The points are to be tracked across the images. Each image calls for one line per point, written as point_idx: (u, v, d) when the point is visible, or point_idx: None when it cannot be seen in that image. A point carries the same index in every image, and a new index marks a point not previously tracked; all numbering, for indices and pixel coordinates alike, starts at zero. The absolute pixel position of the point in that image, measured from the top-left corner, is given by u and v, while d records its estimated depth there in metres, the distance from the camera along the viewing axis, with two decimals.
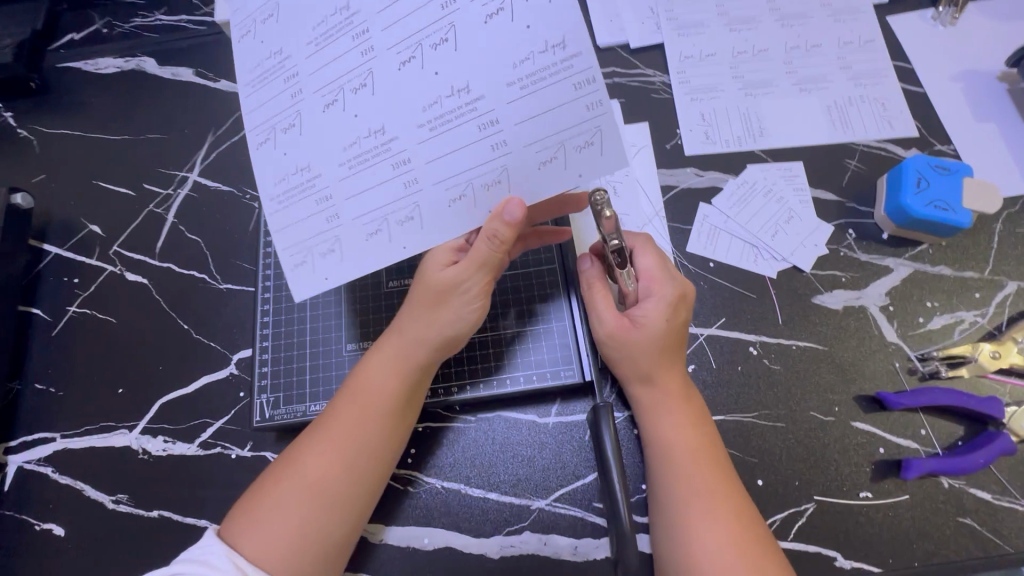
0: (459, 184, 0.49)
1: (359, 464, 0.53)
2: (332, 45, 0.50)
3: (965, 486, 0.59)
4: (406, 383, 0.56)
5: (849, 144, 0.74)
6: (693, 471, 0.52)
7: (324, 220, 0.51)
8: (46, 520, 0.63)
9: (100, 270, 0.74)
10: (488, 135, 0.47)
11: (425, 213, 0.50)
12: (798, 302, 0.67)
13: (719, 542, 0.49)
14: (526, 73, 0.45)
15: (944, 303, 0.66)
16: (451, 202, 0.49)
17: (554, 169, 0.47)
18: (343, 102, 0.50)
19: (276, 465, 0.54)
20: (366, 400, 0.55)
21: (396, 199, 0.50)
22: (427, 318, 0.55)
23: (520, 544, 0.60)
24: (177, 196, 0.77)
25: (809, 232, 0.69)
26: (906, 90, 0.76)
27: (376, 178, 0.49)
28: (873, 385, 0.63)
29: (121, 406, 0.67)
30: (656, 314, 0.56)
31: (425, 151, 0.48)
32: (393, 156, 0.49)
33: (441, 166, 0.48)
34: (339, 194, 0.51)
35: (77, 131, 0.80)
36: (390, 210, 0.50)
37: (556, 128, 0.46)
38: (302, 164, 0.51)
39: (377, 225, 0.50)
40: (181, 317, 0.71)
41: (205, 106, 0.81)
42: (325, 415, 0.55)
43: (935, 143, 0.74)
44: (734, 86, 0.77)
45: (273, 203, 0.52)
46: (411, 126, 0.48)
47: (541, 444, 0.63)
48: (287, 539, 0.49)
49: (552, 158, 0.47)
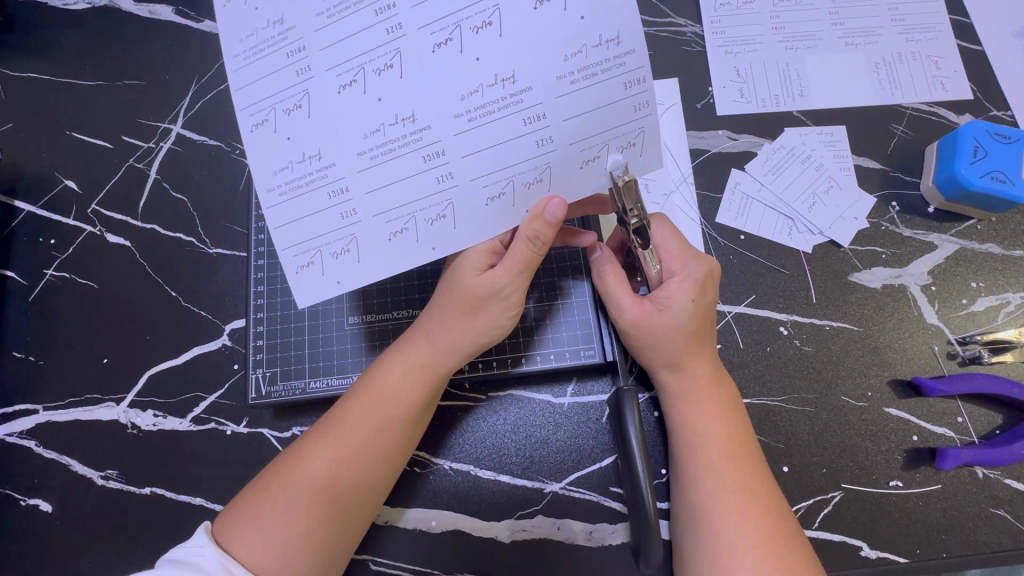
0: (498, 180, 0.44)
1: (374, 472, 0.50)
2: (352, 15, 0.41)
3: (1000, 476, 0.57)
4: (431, 391, 0.52)
5: (897, 106, 0.67)
6: (718, 464, 0.49)
7: (337, 215, 0.45)
8: (32, 495, 0.60)
9: (78, 230, 0.68)
10: (533, 130, 0.42)
11: (458, 211, 0.45)
12: (833, 279, 0.62)
13: (743, 536, 0.46)
14: (577, 67, 0.41)
15: (990, 284, 0.62)
16: (487, 201, 0.45)
17: (594, 169, 0.45)
18: (359, 82, 0.42)
19: (281, 460, 0.50)
20: (391, 405, 0.50)
21: (423, 196, 0.44)
22: (455, 319, 0.51)
23: (532, 528, 0.57)
24: (159, 150, 0.70)
25: (849, 203, 0.64)
26: (962, 48, 0.69)
27: (401, 172, 0.44)
28: (910, 370, 0.59)
29: (107, 378, 0.63)
30: (681, 295, 0.51)
31: (460, 144, 0.43)
32: (424, 148, 0.43)
33: (479, 161, 0.43)
34: (355, 187, 0.44)
35: (46, 75, 0.72)
36: (417, 208, 0.45)
37: (603, 127, 0.43)
38: (311, 153, 0.44)
39: (403, 224, 0.45)
40: (168, 284, 0.66)
41: (187, 49, 0.73)
42: (338, 413, 0.51)
43: (991, 109, 0.68)
44: (773, 38, 0.69)
45: (278, 194, 0.45)
46: (444, 113, 0.42)
47: (556, 426, 0.60)
48: (293, 547, 0.46)
49: (594, 157, 0.44)
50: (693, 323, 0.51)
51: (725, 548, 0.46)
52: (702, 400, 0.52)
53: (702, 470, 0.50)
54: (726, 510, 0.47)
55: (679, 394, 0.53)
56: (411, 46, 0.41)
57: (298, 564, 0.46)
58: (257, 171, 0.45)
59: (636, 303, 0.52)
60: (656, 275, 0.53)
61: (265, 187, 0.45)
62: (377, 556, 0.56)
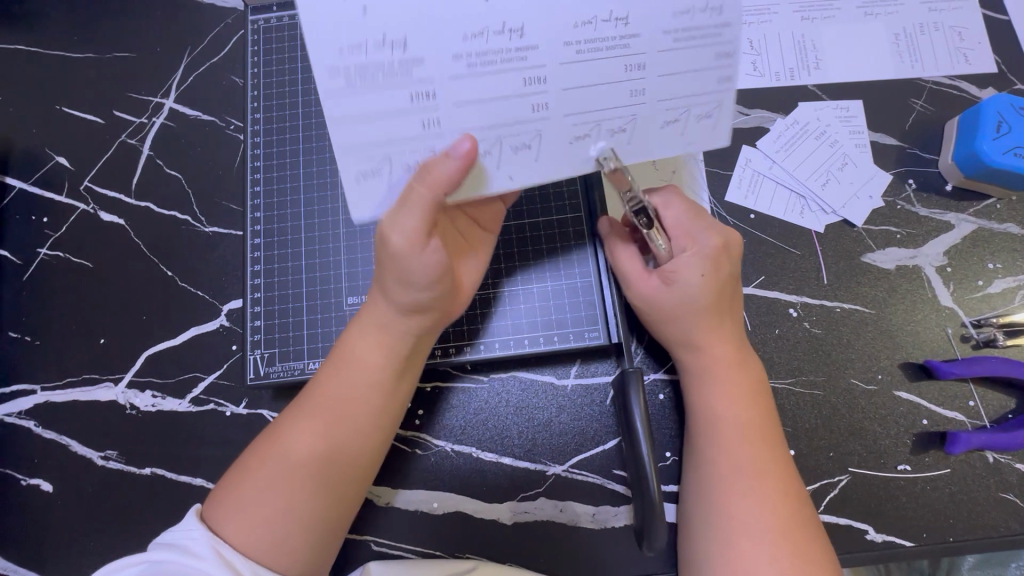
0: (587, 121, 0.44)
1: (349, 444, 0.49)
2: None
3: (1010, 461, 0.56)
4: (393, 358, 0.50)
5: (916, 80, 0.64)
6: (734, 444, 0.48)
7: (418, 122, 0.42)
8: (32, 475, 0.59)
9: (71, 208, 0.66)
10: (630, 79, 0.42)
11: (543, 145, 0.44)
12: (845, 260, 0.60)
13: (756, 518, 0.45)
14: (683, 26, 0.41)
15: (1007, 265, 0.60)
16: (572, 141, 0.44)
17: (672, 133, 0.45)
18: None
19: (261, 438, 0.50)
20: (354, 373, 0.49)
21: (511, 122, 0.43)
22: (383, 280, 0.49)
23: (534, 510, 0.57)
24: (152, 126, 0.68)
25: (863, 181, 0.62)
26: (987, 18, 0.66)
27: (496, 89, 0.42)
28: (922, 353, 0.58)
29: (104, 359, 0.62)
30: (691, 269, 0.50)
31: (563, 76, 0.42)
32: (524, 66, 0.41)
33: (575, 99, 0.43)
34: (441, 96, 0.41)
35: (33, 47, 0.70)
36: (505, 132, 0.43)
37: (689, 92, 0.43)
38: (403, 43, 0.39)
39: (487, 146, 0.44)
40: (163, 264, 0.64)
41: (178, 20, 0.70)
42: (311, 389, 0.50)
43: (1015, 82, 0.65)
44: (789, 7, 0.66)
45: (351, 79, 0.40)
46: (554, 33, 0.40)
47: (559, 408, 0.59)
48: (275, 524, 0.45)
49: (676, 120, 0.44)
50: (713, 297, 0.50)
51: (733, 527, 0.45)
52: (722, 381, 0.50)
53: (717, 451, 0.49)
54: (739, 492, 0.47)
55: (700, 371, 0.52)
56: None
57: (285, 541, 0.45)
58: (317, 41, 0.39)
59: (645, 280, 0.53)
60: (666, 254, 0.51)
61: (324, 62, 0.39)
62: (378, 537, 0.56)
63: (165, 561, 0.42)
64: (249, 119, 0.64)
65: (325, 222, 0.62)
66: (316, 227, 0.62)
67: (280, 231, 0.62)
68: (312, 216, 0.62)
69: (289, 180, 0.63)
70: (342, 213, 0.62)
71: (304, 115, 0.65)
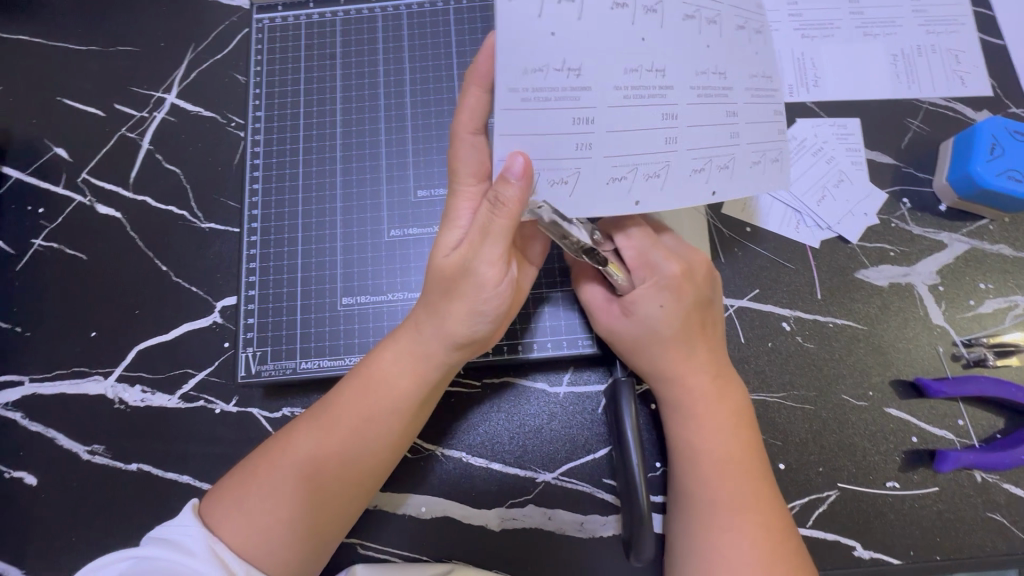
0: (705, 156, 0.46)
1: (364, 464, 0.48)
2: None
3: (998, 481, 0.56)
4: (428, 382, 0.50)
5: (913, 100, 0.65)
6: (718, 480, 0.48)
7: (579, 147, 0.44)
8: (17, 468, 0.59)
9: (68, 200, 0.66)
10: (729, 123, 0.46)
11: (673, 175, 0.45)
12: (839, 275, 0.61)
13: (740, 555, 0.45)
14: (755, 86, 0.47)
15: (999, 286, 0.61)
16: (692, 173, 0.46)
17: (758, 171, 0.47)
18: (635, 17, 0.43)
19: (267, 443, 0.49)
20: (380, 394, 0.49)
21: (652, 152, 0.45)
22: (443, 311, 0.48)
23: (523, 517, 0.57)
24: (153, 120, 0.68)
25: (859, 198, 0.62)
26: (983, 42, 0.67)
27: (644, 123, 0.44)
28: (913, 371, 0.58)
29: (95, 352, 0.62)
30: (648, 302, 0.50)
31: (690, 117, 0.45)
32: (668, 92, 0.44)
33: (698, 136, 0.45)
34: (602, 122, 0.43)
35: (36, 39, 0.70)
36: (643, 161, 0.45)
37: (765, 136, 0.48)
38: (584, 62, 0.43)
39: (625, 171, 0.44)
40: (159, 258, 0.64)
41: (184, 16, 0.70)
42: (328, 399, 0.50)
43: (1010, 105, 0.66)
44: (789, 25, 0.67)
45: (539, 96, 0.42)
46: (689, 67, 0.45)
47: (550, 415, 0.59)
48: (277, 531, 0.45)
49: (758, 160, 0.47)
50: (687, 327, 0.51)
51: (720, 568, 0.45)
52: (702, 416, 0.50)
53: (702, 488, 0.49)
54: (726, 528, 0.46)
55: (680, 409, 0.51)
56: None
57: (281, 550, 0.44)
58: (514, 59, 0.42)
59: (606, 312, 0.53)
60: (627, 285, 0.52)
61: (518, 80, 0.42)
62: (364, 540, 0.56)
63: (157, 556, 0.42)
64: (251, 117, 0.64)
65: (322, 222, 0.62)
66: (314, 226, 0.62)
67: (277, 229, 0.62)
68: (311, 216, 0.62)
69: (289, 179, 0.63)
70: (340, 213, 0.62)
71: (306, 115, 0.65)
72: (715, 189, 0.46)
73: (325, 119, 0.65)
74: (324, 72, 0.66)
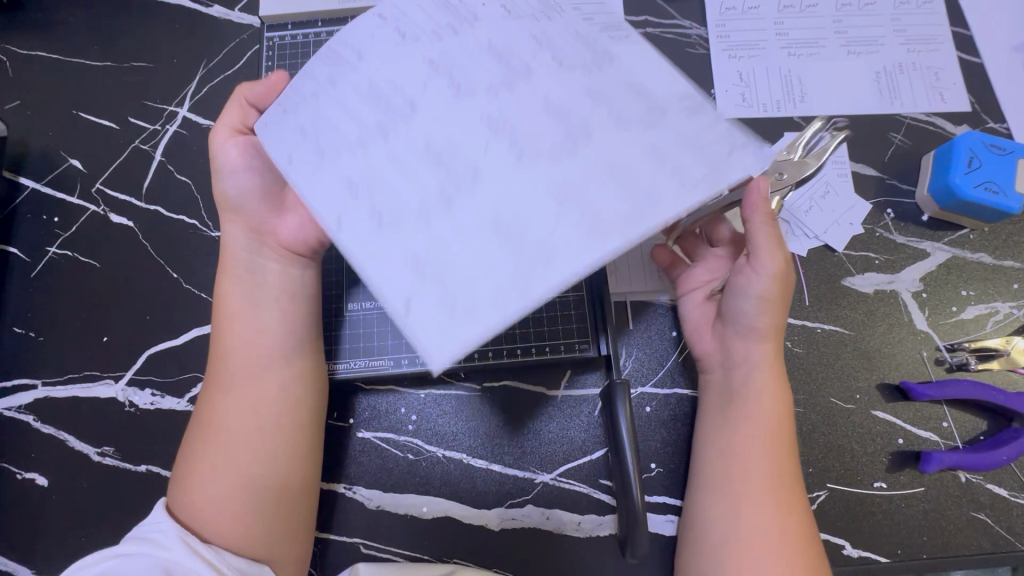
0: (458, 194, 0.36)
1: (267, 404, 0.51)
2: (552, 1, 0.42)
3: (982, 481, 0.58)
4: (263, 301, 0.52)
5: (896, 115, 0.68)
6: (761, 459, 0.50)
7: (378, 158, 0.38)
8: (28, 469, 0.60)
9: (81, 209, 0.68)
10: (522, 165, 0.36)
11: (381, 173, 0.38)
12: (826, 283, 0.63)
13: (770, 533, 0.47)
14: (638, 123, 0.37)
15: (981, 293, 0.63)
16: (426, 187, 0.37)
17: (565, 229, 0.34)
18: (503, 39, 0.40)
19: (195, 424, 0.51)
20: (246, 335, 0.52)
21: (390, 149, 0.38)
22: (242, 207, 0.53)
23: (522, 517, 0.58)
24: (165, 133, 0.71)
25: (845, 209, 0.65)
26: (961, 60, 0.70)
27: (397, 110, 0.39)
28: (899, 375, 0.61)
29: (106, 356, 0.64)
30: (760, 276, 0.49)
31: (479, 151, 0.37)
32: (506, 101, 0.38)
33: (466, 166, 0.37)
34: (335, 89, 0.41)
35: (53, 55, 0.73)
36: (359, 138, 0.39)
37: (615, 196, 0.35)
38: (431, 64, 0.40)
39: (379, 221, 0.36)
40: (169, 266, 0.66)
41: (195, 33, 0.73)
42: (216, 363, 0.53)
43: (987, 120, 0.69)
44: (776, 43, 0.70)
45: (366, 86, 0.40)
46: (568, 122, 0.37)
47: (548, 417, 0.60)
48: (229, 505, 0.47)
49: (563, 202, 0.35)
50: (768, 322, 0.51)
51: (748, 542, 0.47)
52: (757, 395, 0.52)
53: (740, 467, 0.50)
54: (764, 506, 0.48)
55: (728, 393, 0.54)
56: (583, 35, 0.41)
57: (240, 511, 0.47)
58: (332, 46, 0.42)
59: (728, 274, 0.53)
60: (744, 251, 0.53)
61: (341, 62, 0.41)
62: (367, 540, 0.57)
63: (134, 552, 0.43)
64: None
65: None
66: None
67: None
68: None
69: None
70: None
71: None
72: (390, 259, 0.35)
73: None
74: None
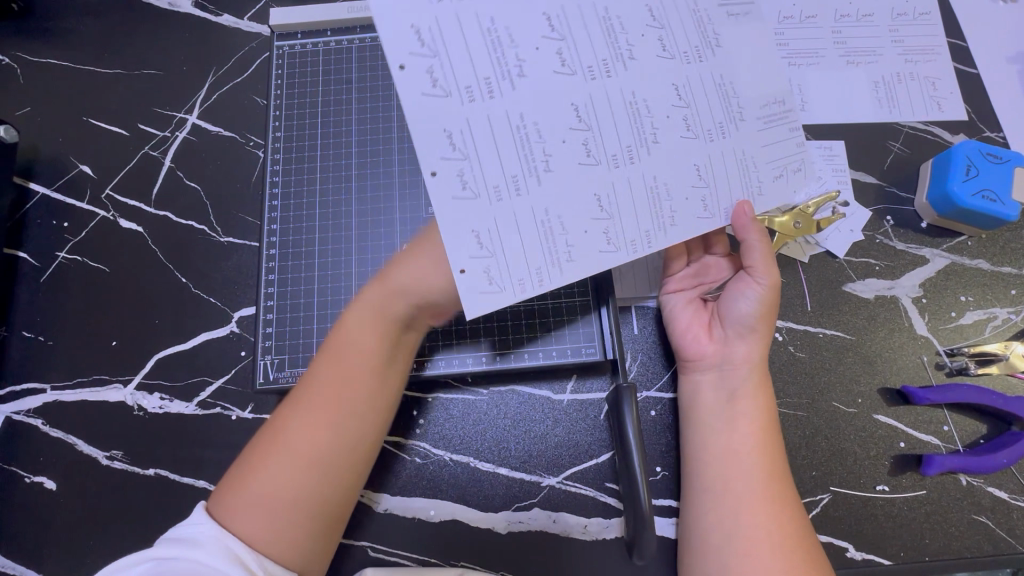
0: (607, 181, 0.47)
1: (348, 427, 0.50)
2: (671, 17, 0.49)
3: (983, 484, 0.58)
4: (379, 336, 0.52)
5: (894, 124, 0.70)
6: (752, 457, 0.52)
7: (468, 83, 0.44)
8: (36, 473, 0.61)
9: (92, 214, 0.69)
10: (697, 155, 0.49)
11: (545, 172, 0.46)
12: (828, 288, 0.64)
13: (769, 528, 0.49)
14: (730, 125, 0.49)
15: (979, 298, 0.64)
16: (592, 185, 0.47)
17: (693, 207, 0.49)
18: (628, 43, 0.48)
19: (262, 432, 0.51)
20: (345, 361, 0.51)
21: (552, 152, 0.46)
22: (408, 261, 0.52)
23: (529, 520, 0.59)
24: (175, 139, 0.71)
25: (845, 216, 0.66)
26: (958, 70, 0.72)
27: (557, 107, 0.46)
28: (900, 379, 0.61)
29: (116, 360, 0.64)
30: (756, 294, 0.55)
31: (609, 145, 0.47)
32: (596, 86, 0.47)
33: (605, 158, 0.47)
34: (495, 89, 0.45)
35: (64, 62, 0.73)
36: (537, 139, 0.46)
37: (727, 177, 0.50)
38: (546, 21, 0.46)
39: (455, 154, 0.44)
40: (179, 271, 0.67)
41: (207, 41, 0.74)
42: (304, 378, 0.52)
43: (984, 130, 0.70)
44: (777, 53, 0.71)
45: (486, 20, 0.45)
46: (673, 134, 0.48)
47: (555, 421, 0.61)
48: (282, 522, 0.47)
49: (706, 196, 0.49)
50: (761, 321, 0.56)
51: (749, 537, 0.49)
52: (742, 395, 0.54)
53: (741, 463, 0.52)
54: (766, 497, 0.50)
55: (730, 391, 0.55)
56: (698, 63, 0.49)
57: (285, 532, 0.47)
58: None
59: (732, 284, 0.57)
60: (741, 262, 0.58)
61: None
62: (375, 543, 0.58)
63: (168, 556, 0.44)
64: (271, 137, 0.68)
65: (337, 237, 0.65)
66: (329, 241, 0.65)
67: (295, 243, 0.65)
68: (326, 230, 0.65)
69: (306, 196, 0.66)
70: (355, 228, 0.65)
71: (323, 135, 0.68)
72: (440, 175, 0.44)
73: (340, 139, 0.68)
74: (341, 96, 0.69)
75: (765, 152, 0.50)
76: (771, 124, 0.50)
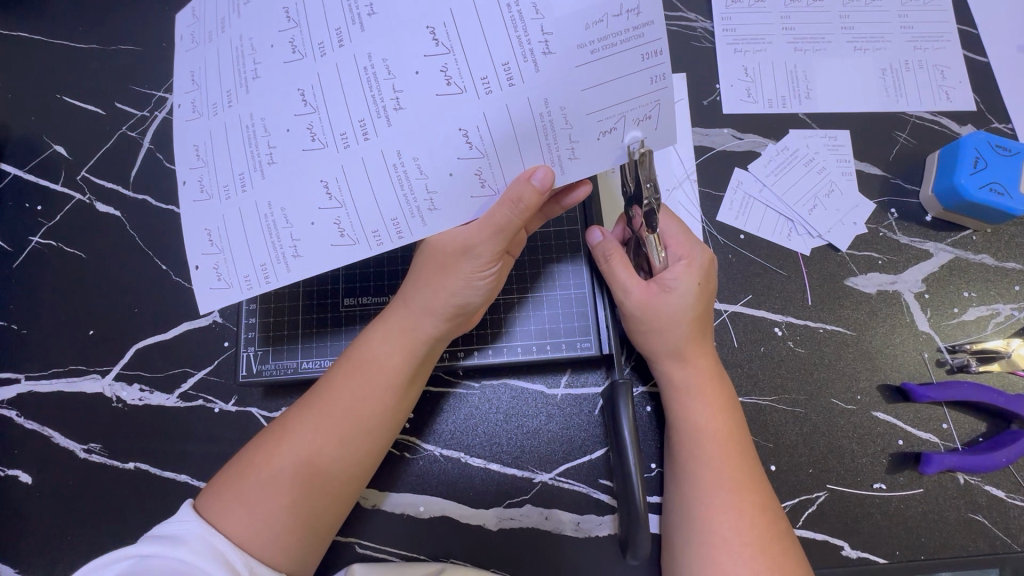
0: (214, 229, 0.47)
1: (361, 443, 0.49)
2: (457, 31, 0.42)
3: (979, 483, 0.58)
4: (415, 358, 0.51)
5: (901, 113, 0.67)
6: (716, 458, 0.51)
7: (227, 182, 0.46)
8: (12, 466, 0.59)
9: (67, 197, 0.66)
10: (352, 166, 0.45)
11: (228, 218, 0.47)
12: (829, 283, 0.62)
13: (739, 534, 0.47)
14: (543, 120, 0.43)
15: (982, 294, 0.63)
16: (203, 229, 0.47)
17: (315, 233, 0.46)
18: (390, 103, 0.44)
19: (264, 436, 0.49)
20: (371, 374, 0.50)
21: (310, 195, 0.46)
22: (432, 285, 0.50)
23: (520, 517, 0.57)
24: (154, 120, 0.68)
25: (849, 207, 0.64)
26: (968, 59, 0.70)
27: (225, 162, 0.46)
28: (899, 375, 0.60)
29: (93, 350, 0.62)
30: (686, 279, 0.53)
31: (382, 171, 0.45)
32: (349, 163, 0.45)
33: (370, 194, 0.45)
34: (266, 157, 0.46)
35: (36, 36, 0.70)
36: (229, 190, 0.46)
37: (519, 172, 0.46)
38: (297, 94, 0.45)
39: (213, 249, 0.47)
40: (158, 257, 0.64)
41: None
42: (321, 387, 0.50)
43: (992, 121, 0.68)
44: (783, 38, 0.69)
45: (242, 115, 0.46)
46: (444, 153, 0.44)
47: (548, 416, 0.60)
48: (276, 521, 0.45)
49: (327, 217, 0.46)
50: (683, 331, 0.54)
51: (716, 542, 0.47)
52: (699, 394, 0.53)
53: (691, 475, 0.51)
54: (719, 511, 0.48)
55: (678, 397, 0.54)
56: (468, 55, 0.42)
57: (280, 536, 0.45)
58: (243, 48, 0.46)
59: (642, 286, 0.54)
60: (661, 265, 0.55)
61: (242, 72, 0.46)
62: (362, 540, 0.56)
63: (155, 554, 0.41)
64: None
65: None
66: None
67: None
68: None
69: None
70: None
71: None
72: (202, 268, 0.47)
73: None
74: None
75: (586, 98, 0.43)
76: (596, 117, 0.43)
